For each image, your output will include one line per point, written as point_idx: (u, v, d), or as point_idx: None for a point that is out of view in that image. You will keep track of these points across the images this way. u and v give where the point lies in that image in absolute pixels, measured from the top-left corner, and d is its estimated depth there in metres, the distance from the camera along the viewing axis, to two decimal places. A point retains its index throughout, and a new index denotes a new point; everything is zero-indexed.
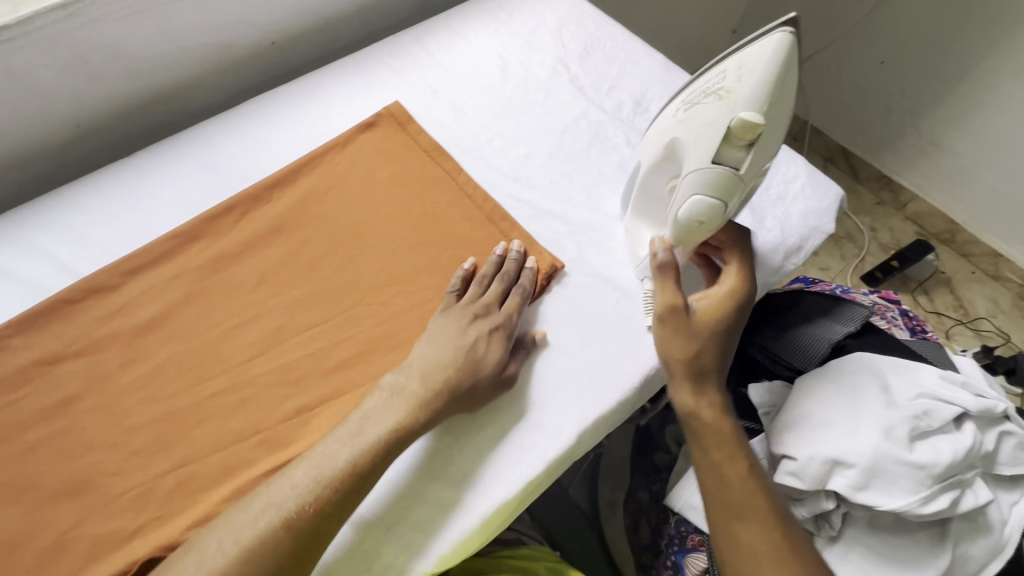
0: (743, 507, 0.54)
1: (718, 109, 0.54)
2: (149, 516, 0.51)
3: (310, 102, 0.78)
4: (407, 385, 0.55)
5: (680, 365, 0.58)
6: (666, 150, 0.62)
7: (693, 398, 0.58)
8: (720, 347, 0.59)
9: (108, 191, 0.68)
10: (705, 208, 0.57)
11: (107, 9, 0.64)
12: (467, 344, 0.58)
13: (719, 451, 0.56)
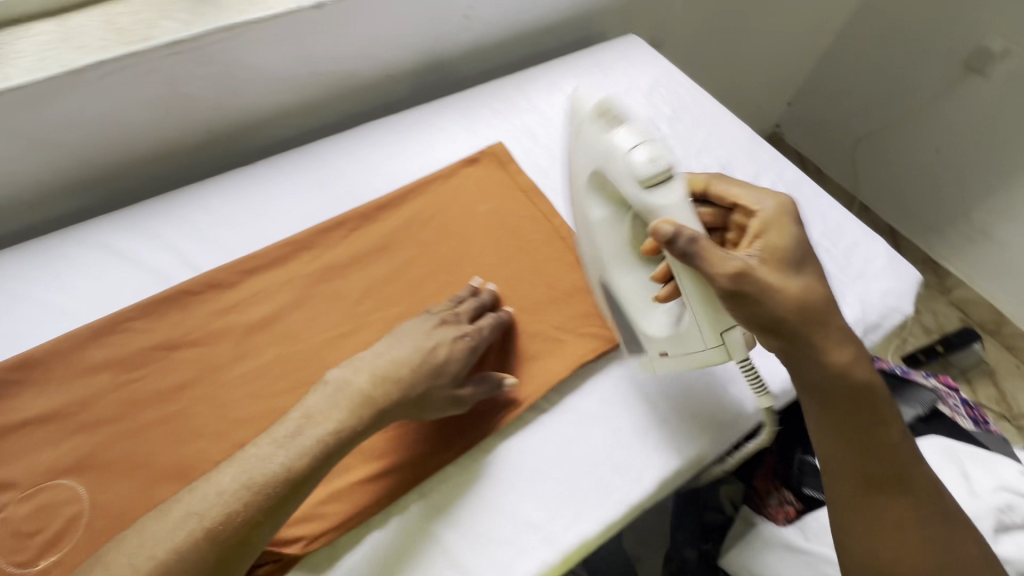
0: (883, 482, 0.52)
1: (586, 116, 0.60)
2: None
3: (418, 132, 0.83)
4: (406, 387, 0.55)
5: (785, 324, 0.52)
6: (594, 178, 0.59)
7: (829, 359, 0.53)
8: (789, 278, 0.53)
9: (230, 194, 0.74)
10: (654, 159, 0.53)
11: (262, 35, 0.70)
12: (427, 351, 0.58)
13: (864, 423, 0.53)
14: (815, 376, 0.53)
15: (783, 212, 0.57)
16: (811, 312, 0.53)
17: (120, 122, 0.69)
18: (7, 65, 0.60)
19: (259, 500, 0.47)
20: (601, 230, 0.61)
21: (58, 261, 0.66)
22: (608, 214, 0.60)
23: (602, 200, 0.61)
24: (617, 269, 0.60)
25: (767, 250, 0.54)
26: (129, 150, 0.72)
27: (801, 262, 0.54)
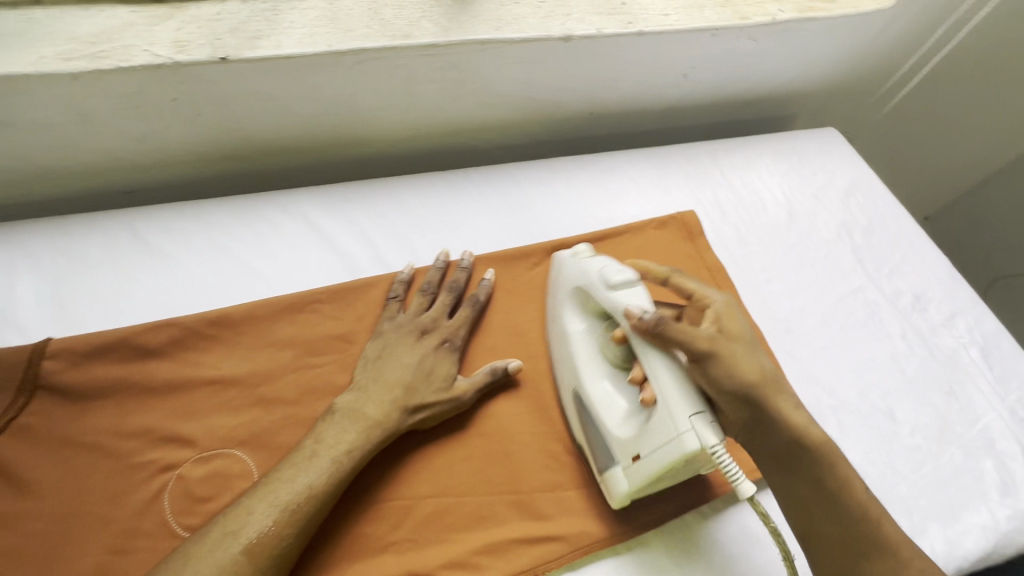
0: (861, 565, 0.46)
1: (563, 286, 0.62)
2: (405, 535, 0.52)
3: (608, 179, 0.81)
4: (412, 397, 0.55)
5: (747, 392, 0.49)
6: (576, 299, 0.60)
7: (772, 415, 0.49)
8: (769, 375, 0.51)
9: (425, 196, 0.73)
10: (621, 271, 0.55)
11: (504, 55, 0.70)
12: (399, 348, 0.59)
13: (832, 493, 0.48)
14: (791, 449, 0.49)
15: (726, 311, 0.54)
16: (736, 376, 0.49)
17: (350, 106, 0.69)
18: (281, 32, 0.62)
19: (292, 517, 0.46)
20: (579, 341, 0.59)
21: (261, 225, 0.67)
22: (588, 329, 0.60)
23: (582, 313, 0.60)
24: (578, 373, 0.57)
25: (747, 348, 0.51)
26: (345, 132, 0.73)
27: (766, 365, 0.51)
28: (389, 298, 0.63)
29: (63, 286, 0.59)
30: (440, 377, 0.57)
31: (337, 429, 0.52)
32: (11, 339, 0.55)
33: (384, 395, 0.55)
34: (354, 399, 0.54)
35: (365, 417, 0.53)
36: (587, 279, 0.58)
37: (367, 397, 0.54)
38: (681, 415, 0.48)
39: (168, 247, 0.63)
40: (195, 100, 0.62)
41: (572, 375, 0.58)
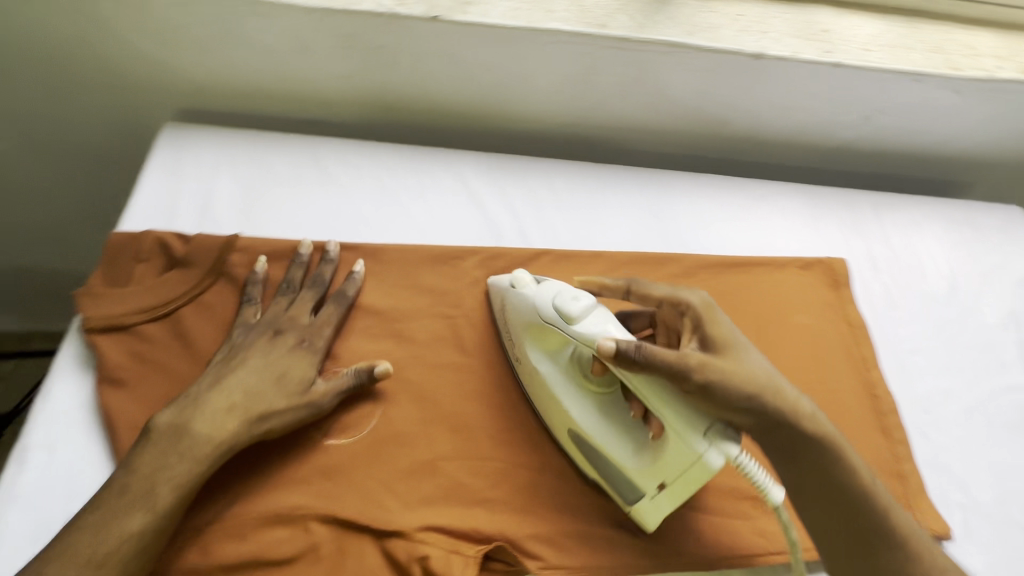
0: (852, 518, 0.48)
1: (512, 312, 0.57)
2: (500, 497, 0.53)
3: (758, 207, 0.78)
4: (256, 406, 0.51)
5: (757, 399, 0.47)
6: (530, 332, 0.55)
7: (778, 404, 0.47)
8: (761, 369, 0.48)
9: (574, 184, 0.75)
10: (576, 297, 0.50)
11: (689, 61, 0.69)
12: (246, 360, 0.53)
13: (818, 450, 0.48)
14: (780, 424, 0.48)
15: (699, 312, 0.51)
16: (740, 390, 0.46)
17: (527, 84, 0.72)
18: (488, 3, 0.65)
19: (104, 564, 0.42)
20: (547, 368, 0.54)
21: (422, 179, 0.71)
22: (553, 360, 0.55)
23: (535, 340, 0.55)
24: (565, 407, 0.53)
25: (737, 353, 0.49)
26: (514, 108, 0.75)
27: (738, 346, 0.49)
28: (244, 302, 0.57)
29: (251, 194, 0.66)
30: (292, 383, 0.53)
31: (205, 419, 0.49)
32: (205, 230, 0.62)
33: (237, 404, 0.50)
34: (202, 410, 0.49)
35: (217, 408, 0.50)
36: (536, 306, 0.53)
37: (211, 402, 0.50)
38: (694, 438, 0.44)
39: (340, 180, 0.69)
40: (395, 50, 0.67)
41: (559, 410, 0.54)
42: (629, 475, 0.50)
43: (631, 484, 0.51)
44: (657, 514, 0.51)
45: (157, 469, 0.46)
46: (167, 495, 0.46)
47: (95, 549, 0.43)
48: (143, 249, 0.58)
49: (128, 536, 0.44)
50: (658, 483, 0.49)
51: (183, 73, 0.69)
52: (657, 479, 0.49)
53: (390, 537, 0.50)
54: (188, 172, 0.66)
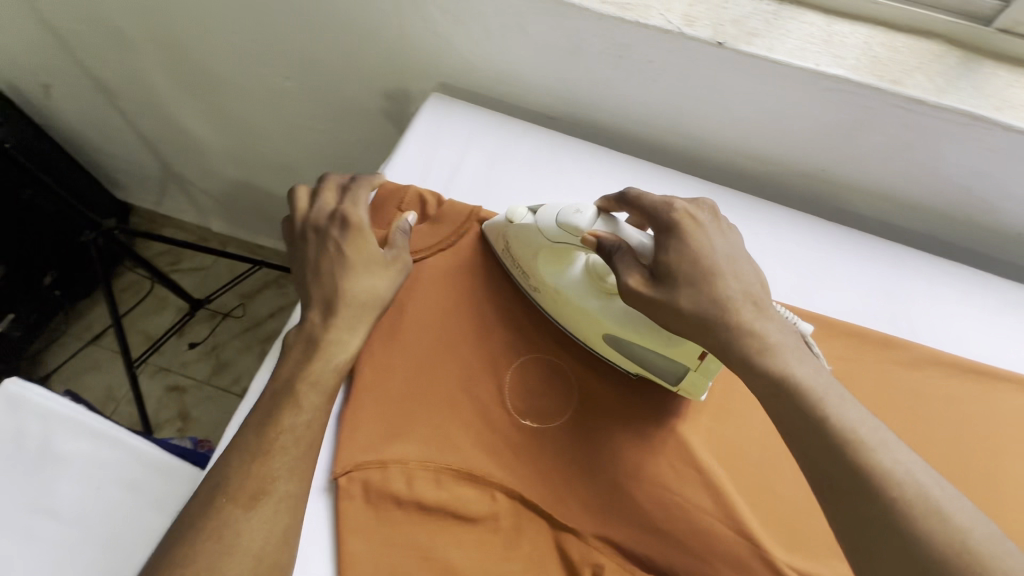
0: (846, 481, 0.39)
1: (517, 246, 0.59)
2: (671, 532, 0.52)
3: (1009, 312, 0.69)
4: (341, 296, 0.55)
5: (705, 292, 0.47)
6: (548, 259, 0.58)
7: (743, 346, 0.45)
8: (724, 307, 0.47)
9: (800, 239, 0.71)
10: (576, 210, 0.53)
11: (981, 137, 0.62)
12: (339, 263, 0.56)
13: (807, 406, 0.42)
14: (755, 378, 0.45)
15: (675, 237, 0.50)
16: (681, 302, 0.47)
17: (782, 125, 0.69)
18: (776, 37, 0.63)
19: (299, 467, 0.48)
20: (569, 288, 0.57)
21: (647, 194, 0.71)
22: (568, 279, 0.57)
23: (546, 265, 0.58)
24: (593, 314, 0.55)
25: (700, 284, 0.47)
26: (754, 145, 0.73)
27: (702, 276, 0.47)
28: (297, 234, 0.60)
29: (493, 172, 0.71)
30: (377, 265, 0.57)
31: (335, 340, 0.54)
32: (450, 196, 0.69)
33: (358, 316, 0.55)
34: (330, 330, 0.54)
35: (344, 325, 0.54)
36: (540, 229, 0.55)
37: (333, 319, 0.54)
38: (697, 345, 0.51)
39: (571, 177, 0.72)
40: (664, 67, 0.67)
41: (589, 320, 0.56)
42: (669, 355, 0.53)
43: (672, 362, 0.54)
44: (702, 385, 0.54)
45: (309, 379, 0.51)
46: (315, 399, 0.51)
47: (283, 437, 0.48)
48: (405, 199, 0.65)
49: (299, 427, 0.49)
50: (697, 353, 0.52)
51: (459, 51, 0.75)
52: (695, 349, 0.51)
53: (567, 535, 0.52)
54: (444, 139, 0.72)
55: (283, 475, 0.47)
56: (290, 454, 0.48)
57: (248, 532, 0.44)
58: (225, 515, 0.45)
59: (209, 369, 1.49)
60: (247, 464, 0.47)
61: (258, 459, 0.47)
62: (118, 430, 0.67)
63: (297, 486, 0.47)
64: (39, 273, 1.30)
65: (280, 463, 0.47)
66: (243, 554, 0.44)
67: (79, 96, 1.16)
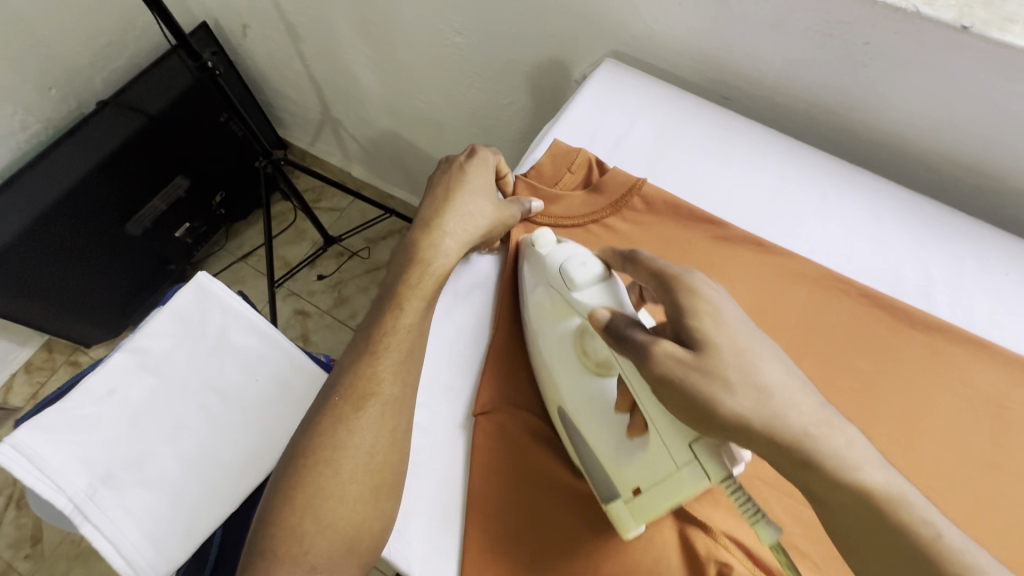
0: (885, 535, 0.34)
1: (528, 280, 0.57)
2: (809, 553, 0.48)
3: None
4: (453, 220, 0.58)
5: (734, 356, 0.39)
6: (540, 306, 0.55)
7: (810, 440, 0.36)
8: (777, 396, 0.38)
9: (1014, 268, 0.61)
10: (591, 275, 0.51)
11: None
12: (455, 183, 0.61)
13: (897, 523, 0.34)
14: (827, 482, 0.35)
15: (704, 302, 0.41)
16: (720, 377, 0.38)
17: (1018, 131, 0.59)
18: None
19: (397, 366, 0.52)
20: (551, 344, 0.53)
21: (828, 192, 0.66)
22: (553, 336, 0.54)
23: (538, 313, 0.55)
24: (561, 384, 0.52)
25: (739, 359, 0.39)
26: (971, 154, 0.63)
27: (746, 349, 0.39)
28: (433, 172, 0.65)
29: (658, 148, 0.69)
30: (487, 191, 0.61)
31: (428, 240, 0.58)
32: (614, 164, 0.68)
33: (453, 226, 0.58)
34: (427, 232, 0.58)
35: (440, 227, 0.58)
36: (548, 272, 0.53)
37: (433, 227, 0.58)
38: (639, 469, 0.45)
39: (743, 162, 0.67)
40: (881, 51, 0.60)
41: (553, 384, 0.53)
42: (608, 467, 0.48)
43: (612, 477, 0.48)
44: (630, 521, 0.47)
45: (410, 285, 0.55)
46: (415, 304, 0.55)
47: (397, 343, 0.53)
48: (575, 162, 0.65)
49: (399, 330, 0.53)
50: (635, 484, 0.45)
51: (643, 18, 0.72)
52: (636, 479, 0.45)
53: (694, 527, 0.49)
54: (614, 108, 0.71)
55: (387, 377, 0.51)
56: (392, 357, 0.52)
57: (358, 429, 0.49)
58: (339, 413, 0.49)
59: (331, 300, 1.62)
60: (383, 369, 0.51)
61: (366, 359, 0.52)
62: (276, 332, 0.75)
63: (399, 390, 0.51)
64: (213, 191, 1.49)
65: (384, 367, 0.51)
66: (356, 450, 0.48)
67: (269, 36, 1.29)
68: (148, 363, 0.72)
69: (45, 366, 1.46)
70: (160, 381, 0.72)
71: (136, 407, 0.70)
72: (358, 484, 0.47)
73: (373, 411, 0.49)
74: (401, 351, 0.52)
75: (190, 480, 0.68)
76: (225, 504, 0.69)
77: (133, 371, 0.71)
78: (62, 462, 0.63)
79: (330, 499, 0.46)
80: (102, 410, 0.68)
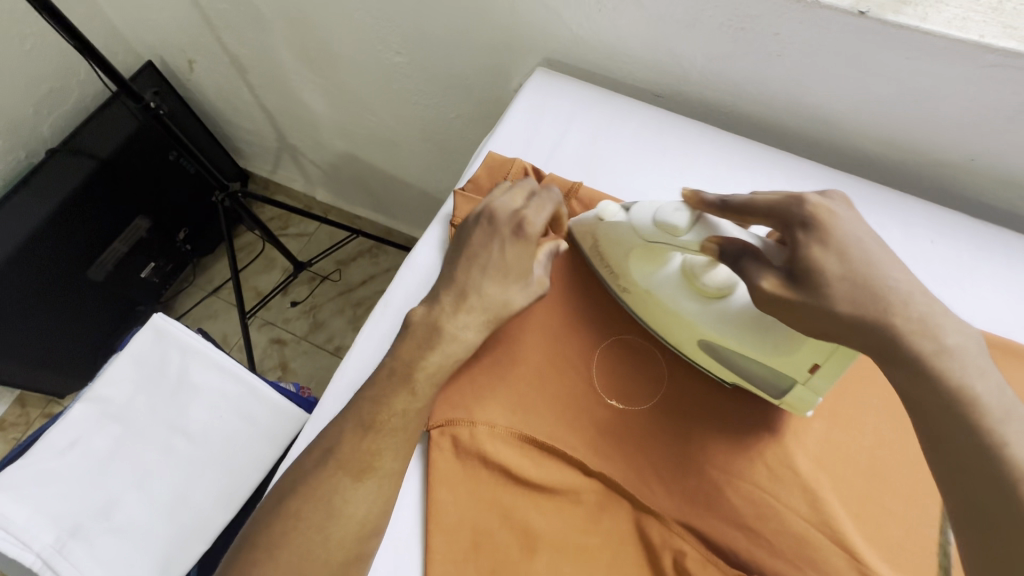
0: (961, 436, 0.37)
1: (610, 244, 0.57)
2: (761, 532, 0.49)
3: None
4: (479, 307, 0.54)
5: (850, 276, 0.42)
6: (640, 259, 0.56)
7: (902, 347, 0.39)
8: (910, 308, 0.40)
9: (936, 234, 0.64)
10: (680, 210, 0.50)
11: None
12: (489, 255, 0.56)
13: (972, 428, 0.37)
14: (914, 380, 0.39)
15: (814, 231, 0.44)
16: (829, 301, 0.42)
17: (926, 105, 0.62)
18: (933, 5, 0.56)
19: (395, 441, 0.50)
20: (663, 289, 0.55)
21: (759, 178, 0.68)
22: (665, 278, 0.56)
23: (641, 266, 0.56)
24: (689, 319, 0.54)
25: (864, 271, 0.42)
26: (887, 131, 0.66)
27: (854, 270, 0.42)
28: (473, 226, 0.58)
29: (592, 149, 0.71)
30: (516, 278, 0.55)
31: (450, 330, 0.54)
32: (551, 171, 0.69)
33: (475, 312, 0.54)
34: (451, 316, 0.54)
35: (465, 314, 0.54)
36: (636, 228, 0.54)
37: (454, 311, 0.55)
38: (801, 355, 0.48)
39: (676, 157, 0.69)
40: (791, 41, 0.62)
41: (682, 322, 0.54)
42: (773, 365, 0.50)
43: (778, 374, 0.51)
44: (812, 399, 0.50)
45: (424, 366, 0.52)
46: (426, 386, 0.52)
47: (404, 424, 0.51)
48: (511, 171, 0.67)
49: (408, 411, 0.51)
50: (807, 366, 0.48)
51: (567, 27, 0.74)
52: (805, 363, 0.48)
53: (648, 517, 0.51)
54: (547, 115, 0.73)
55: (388, 452, 0.50)
56: (397, 436, 0.50)
57: (353, 500, 0.48)
58: (319, 472, 0.48)
59: (307, 326, 1.62)
60: (389, 444, 0.50)
61: (364, 433, 0.50)
62: (239, 366, 0.75)
63: (400, 464, 0.50)
64: (175, 229, 1.48)
65: (385, 443, 0.50)
66: (348, 519, 0.47)
67: (216, 70, 1.29)
68: (109, 410, 0.72)
69: (20, 422, 1.44)
70: (124, 429, 0.72)
71: (99, 455, 0.70)
72: (346, 547, 0.47)
73: (371, 482, 0.49)
74: (406, 430, 0.51)
75: (160, 524, 0.67)
76: (197, 544, 0.67)
77: (95, 420, 0.72)
78: (27, 519, 0.64)
79: (316, 564, 0.45)
80: (65, 462, 0.69)
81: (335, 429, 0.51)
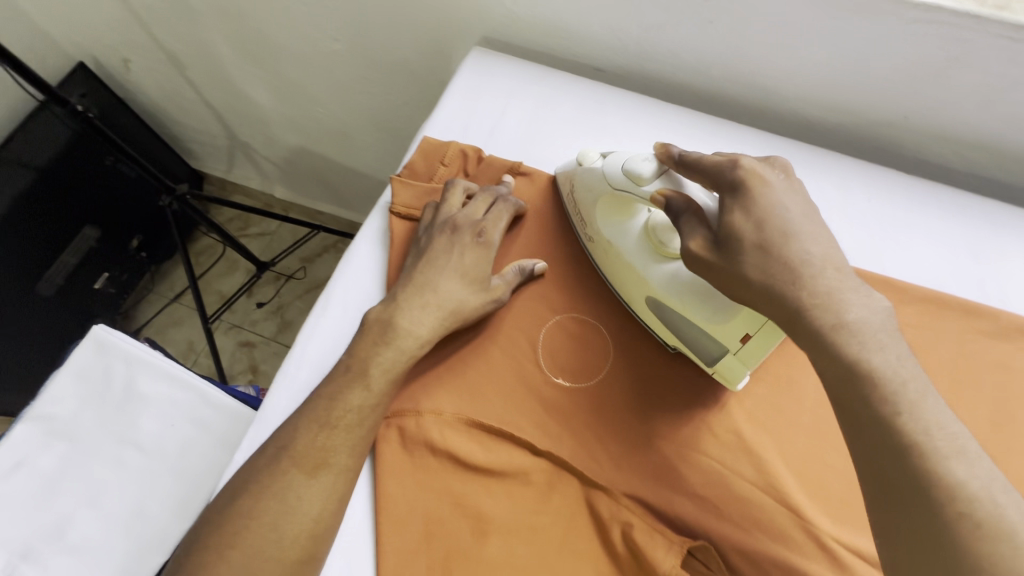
0: (859, 399, 0.37)
1: (582, 192, 0.59)
2: (708, 498, 0.50)
3: None
4: (435, 300, 0.55)
5: (766, 246, 0.42)
6: (605, 210, 0.57)
7: (804, 316, 0.40)
8: (817, 276, 0.40)
9: (870, 193, 0.65)
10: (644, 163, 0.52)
11: None
12: (444, 251, 0.57)
13: (868, 393, 0.37)
14: (815, 351, 0.39)
15: (739, 199, 0.44)
16: (740, 268, 0.43)
17: (856, 66, 0.62)
18: None
19: (345, 435, 0.49)
20: (623, 241, 0.56)
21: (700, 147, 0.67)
22: (626, 232, 0.56)
23: (607, 217, 0.57)
24: (642, 274, 0.54)
25: (777, 240, 0.42)
26: (822, 93, 0.66)
27: (769, 239, 0.42)
28: (433, 222, 0.60)
29: (532, 127, 0.70)
30: (475, 280, 0.57)
31: (404, 318, 0.54)
32: (490, 151, 0.68)
33: (426, 300, 0.55)
34: (404, 303, 0.54)
35: (418, 301, 0.55)
36: (607, 175, 0.55)
37: (405, 299, 0.55)
38: (734, 325, 0.49)
39: (616, 131, 0.69)
40: (722, 6, 0.61)
41: (635, 276, 0.55)
42: (710, 331, 0.51)
43: (715, 341, 0.51)
44: (741, 370, 0.51)
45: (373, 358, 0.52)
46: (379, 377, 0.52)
47: (355, 417, 0.50)
48: (448, 155, 0.66)
49: (358, 402, 0.50)
50: (740, 334, 0.49)
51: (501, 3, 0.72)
52: (738, 331, 0.49)
53: (597, 492, 0.51)
54: (485, 95, 0.71)
55: (340, 448, 0.49)
56: (346, 428, 0.49)
57: (306, 497, 0.47)
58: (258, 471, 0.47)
59: (275, 326, 1.59)
60: (338, 437, 0.49)
61: (313, 427, 0.49)
62: (189, 373, 0.74)
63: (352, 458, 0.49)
64: (128, 236, 1.43)
65: (339, 440, 0.49)
66: (299, 516, 0.46)
67: (154, 68, 1.23)
68: (54, 428, 0.70)
69: None
70: (70, 446, 0.70)
71: (46, 475, 0.68)
72: (299, 545, 0.46)
73: (320, 479, 0.48)
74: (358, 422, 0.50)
75: (115, 539, 0.66)
76: (155, 556, 0.66)
77: (39, 439, 0.69)
78: None
79: (265, 564, 0.44)
80: (11, 485, 0.67)
81: (279, 429, 0.50)
